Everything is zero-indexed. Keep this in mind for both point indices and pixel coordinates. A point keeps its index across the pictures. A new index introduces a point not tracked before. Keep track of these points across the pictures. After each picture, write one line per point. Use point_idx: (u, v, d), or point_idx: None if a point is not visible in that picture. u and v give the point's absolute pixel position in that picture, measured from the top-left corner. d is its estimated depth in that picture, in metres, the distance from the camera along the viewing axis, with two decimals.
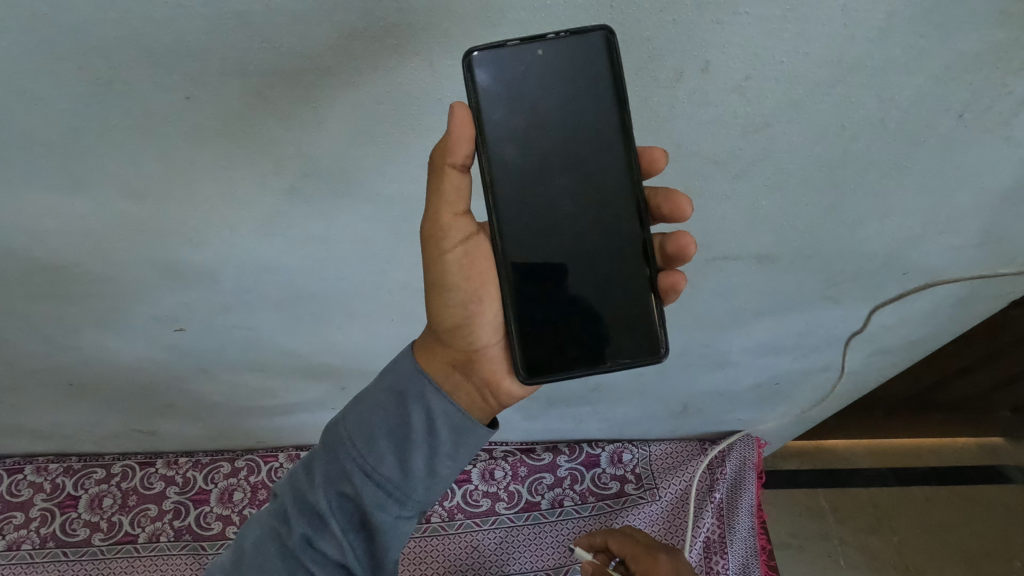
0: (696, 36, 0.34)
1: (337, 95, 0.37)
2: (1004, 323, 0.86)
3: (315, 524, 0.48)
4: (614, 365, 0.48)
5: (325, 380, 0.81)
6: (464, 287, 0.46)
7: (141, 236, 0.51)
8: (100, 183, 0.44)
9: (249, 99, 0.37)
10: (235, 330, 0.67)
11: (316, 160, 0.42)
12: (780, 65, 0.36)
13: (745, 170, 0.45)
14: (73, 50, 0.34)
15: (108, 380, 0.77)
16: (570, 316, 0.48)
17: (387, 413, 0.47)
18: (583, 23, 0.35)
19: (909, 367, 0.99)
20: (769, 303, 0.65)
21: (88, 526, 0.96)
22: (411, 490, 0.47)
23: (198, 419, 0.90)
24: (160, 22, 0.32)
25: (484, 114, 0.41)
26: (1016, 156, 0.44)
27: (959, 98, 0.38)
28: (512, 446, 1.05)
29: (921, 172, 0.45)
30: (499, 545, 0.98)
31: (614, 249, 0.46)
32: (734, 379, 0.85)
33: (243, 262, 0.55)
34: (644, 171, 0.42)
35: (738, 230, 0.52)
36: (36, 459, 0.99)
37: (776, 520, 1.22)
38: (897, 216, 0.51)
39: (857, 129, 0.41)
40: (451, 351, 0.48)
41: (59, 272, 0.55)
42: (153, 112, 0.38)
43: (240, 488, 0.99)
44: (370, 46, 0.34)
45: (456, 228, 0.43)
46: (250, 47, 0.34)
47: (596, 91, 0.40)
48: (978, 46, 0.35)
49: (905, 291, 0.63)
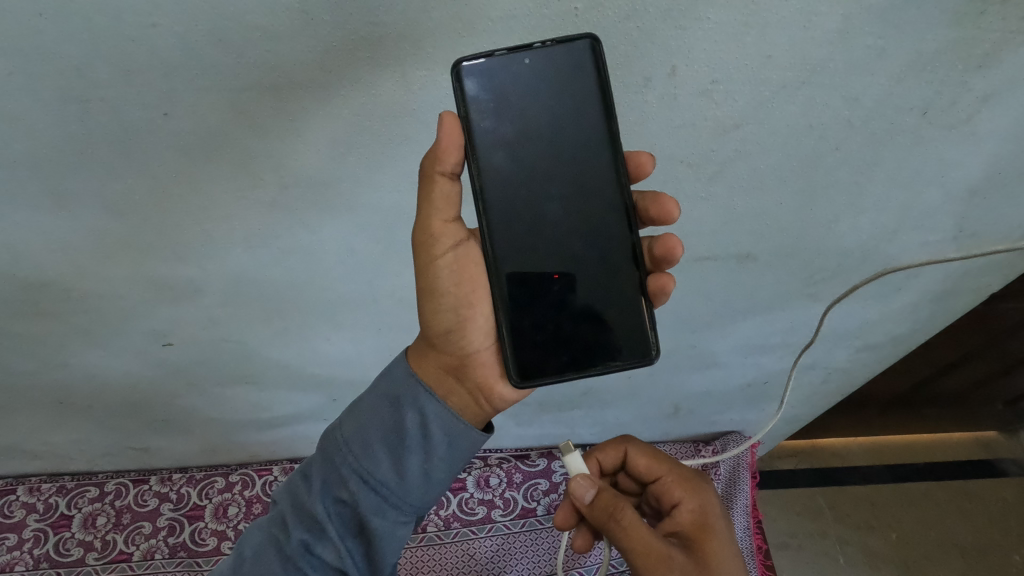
0: (661, 42, 0.31)
1: (314, 109, 0.34)
2: (1000, 341, 0.77)
3: (314, 531, 0.41)
4: (607, 369, 0.42)
5: (313, 390, 0.70)
6: (454, 292, 0.41)
7: (134, 267, 0.46)
8: (75, 190, 0.38)
9: (226, 117, 0.34)
10: (222, 344, 0.58)
11: (297, 172, 0.38)
12: (808, 68, 0.33)
13: (720, 170, 0.39)
14: (52, 72, 0.31)
15: (95, 396, 0.66)
16: (562, 320, 0.42)
17: (382, 413, 0.41)
18: (567, 32, 0.32)
19: (933, 392, 0.91)
20: (744, 304, 0.56)
21: (83, 545, 0.80)
22: (408, 494, 0.41)
23: (189, 433, 0.77)
24: (116, 50, 0.30)
25: (473, 122, 0.37)
26: (983, 152, 0.38)
27: (921, 97, 0.34)
28: (506, 453, 0.89)
29: (889, 168, 0.39)
30: (496, 552, 0.81)
31: (606, 251, 0.41)
32: (723, 383, 0.72)
33: (220, 272, 0.48)
34: (631, 176, 0.38)
35: (719, 233, 0.46)
36: (29, 479, 0.84)
37: (838, 536, 0.98)
38: (872, 215, 0.44)
39: (893, 138, 0.37)
40: (443, 356, 0.42)
41: (31, 284, 0.47)
42: (122, 133, 0.34)
43: (235, 503, 0.84)
44: (345, 61, 0.31)
45: (445, 235, 0.39)
46: (220, 64, 0.31)
47: (583, 103, 0.37)
48: (936, 45, 0.31)
49: (898, 302, 0.56)
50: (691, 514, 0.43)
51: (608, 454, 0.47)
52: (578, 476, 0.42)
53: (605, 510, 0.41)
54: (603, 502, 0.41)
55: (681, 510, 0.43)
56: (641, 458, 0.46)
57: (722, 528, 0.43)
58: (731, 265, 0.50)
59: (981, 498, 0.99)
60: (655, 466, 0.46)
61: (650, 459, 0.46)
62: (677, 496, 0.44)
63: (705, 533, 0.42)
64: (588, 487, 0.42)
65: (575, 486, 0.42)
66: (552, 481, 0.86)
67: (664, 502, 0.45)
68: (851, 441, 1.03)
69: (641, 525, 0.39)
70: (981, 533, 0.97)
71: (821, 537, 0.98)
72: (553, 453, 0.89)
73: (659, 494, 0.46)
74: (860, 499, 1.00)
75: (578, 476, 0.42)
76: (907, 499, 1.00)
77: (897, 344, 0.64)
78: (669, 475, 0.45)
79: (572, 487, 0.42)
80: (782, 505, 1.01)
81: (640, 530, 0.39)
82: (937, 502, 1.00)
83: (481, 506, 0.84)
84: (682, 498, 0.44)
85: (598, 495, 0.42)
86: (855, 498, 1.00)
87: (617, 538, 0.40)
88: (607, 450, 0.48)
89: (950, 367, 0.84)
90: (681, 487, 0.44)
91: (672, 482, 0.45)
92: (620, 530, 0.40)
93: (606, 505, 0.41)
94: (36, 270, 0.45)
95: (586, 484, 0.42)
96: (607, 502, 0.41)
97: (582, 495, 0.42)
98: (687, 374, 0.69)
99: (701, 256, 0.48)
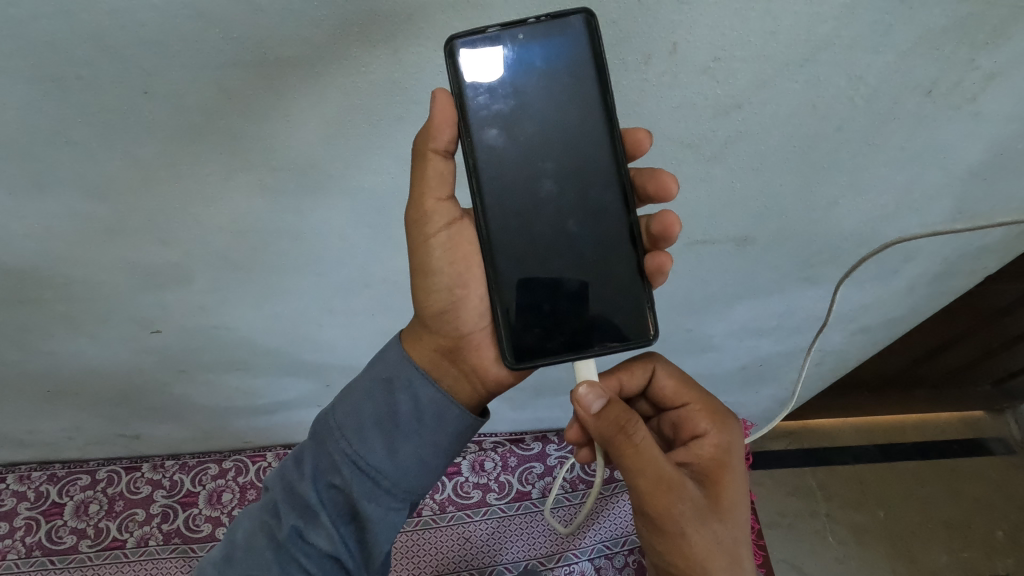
0: (662, 18, 0.30)
1: (301, 86, 0.32)
2: (995, 322, 0.77)
3: (307, 518, 0.40)
4: (604, 351, 0.40)
5: (307, 376, 0.69)
6: (448, 271, 0.41)
7: (118, 252, 0.45)
8: (55, 174, 0.37)
9: (210, 94, 0.32)
10: (214, 331, 0.57)
11: (288, 153, 0.37)
12: (811, 45, 0.32)
13: (720, 151, 0.39)
14: (23, 48, 0.29)
15: (85, 384, 0.65)
16: (556, 297, 0.41)
17: (375, 397, 0.41)
18: (563, 7, 0.31)
19: (926, 373, 0.91)
20: (740, 287, 0.55)
21: (75, 532, 0.79)
22: (403, 479, 0.40)
23: (182, 420, 0.76)
24: (90, 24, 0.28)
25: (467, 99, 0.37)
26: (985, 132, 0.38)
27: (926, 76, 0.33)
28: (501, 436, 0.89)
29: (890, 149, 0.39)
30: (491, 534, 0.82)
31: (601, 225, 0.40)
32: (718, 365, 0.72)
33: (209, 257, 0.47)
34: (628, 154, 0.37)
35: (716, 215, 0.45)
36: (18, 466, 0.83)
37: (829, 515, 0.99)
38: (874, 195, 0.43)
39: (896, 118, 0.36)
40: (437, 337, 0.42)
41: (13, 271, 0.46)
42: (100, 110, 0.33)
43: (229, 489, 0.83)
44: (335, 35, 0.30)
45: (438, 214, 0.39)
46: (204, 39, 0.29)
47: (579, 77, 0.36)
48: (943, 21, 0.30)
49: (894, 283, 0.56)
50: (713, 448, 0.42)
51: (634, 374, 0.44)
52: (585, 384, 0.38)
53: (614, 423, 0.37)
54: (612, 415, 0.38)
55: (702, 442, 0.42)
56: (669, 381, 0.44)
57: (740, 469, 0.42)
58: (728, 248, 0.49)
59: (969, 477, 1.01)
60: (683, 393, 0.44)
61: (679, 384, 0.44)
62: (701, 427, 0.43)
63: (722, 468, 0.41)
64: (597, 397, 0.38)
65: (582, 395, 0.38)
66: (546, 464, 0.86)
67: (683, 430, 0.44)
68: (842, 422, 1.05)
69: (652, 444, 0.37)
70: (965, 509, 0.99)
71: (811, 516, 0.99)
72: (547, 437, 0.89)
73: (679, 421, 0.44)
74: (849, 478, 1.02)
75: (585, 384, 0.38)
76: (894, 477, 1.02)
77: (892, 326, 0.64)
78: (696, 404, 0.43)
79: (579, 394, 0.38)
80: (774, 485, 1.01)
81: (649, 448, 0.37)
82: (923, 480, 1.01)
83: (476, 490, 0.84)
84: (706, 430, 0.42)
85: (607, 406, 0.38)
86: (844, 477, 1.02)
87: (622, 452, 0.38)
88: (633, 371, 0.44)
89: (941, 349, 0.84)
90: (708, 418, 0.43)
91: (699, 412, 0.43)
92: (628, 445, 0.37)
93: (616, 418, 0.37)
94: (18, 257, 0.44)
95: (594, 393, 0.38)
96: (616, 416, 0.38)
97: (589, 404, 0.38)
98: (683, 358, 0.69)
99: (699, 239, 0.48)
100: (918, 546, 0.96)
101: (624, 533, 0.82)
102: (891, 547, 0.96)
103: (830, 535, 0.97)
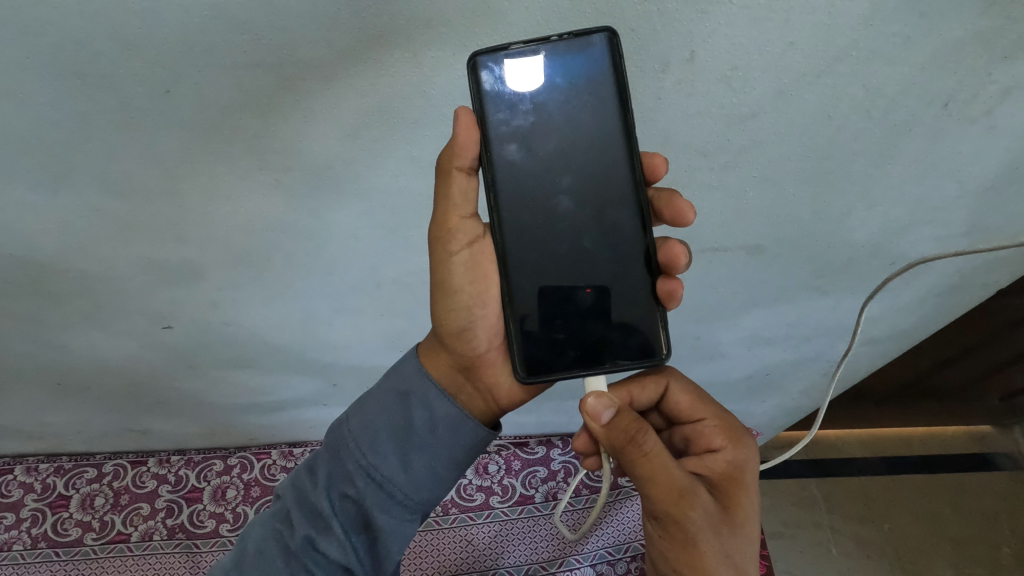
0: (680, 27, 0.30)
1: (321, 90, 0.33)
2: (1007, 336, 0.77)
3: (319, 527, 0.41)
4: (616, 368, 0.40)
5: (314, 375, 0.69)
6: (469, 289, 0.41)
7: (134, 248, 0.45)
8: (77, 169, 0.37)
9: (230, 94, 0.33)
10: (225, 328, 0.58)
11: (306, 154, 0.37)
12: (828, 57, 0.32)
13: (734, 160, 0.39)
14: (51, 46, 0.29)
15: (96, 378, 0.65)
16: (571, 315, 0.41)
17: (390, 409, 0.41)
18: (583, 27, 0.32)
19: (935, 386, 0.90)
20: (751, 294, 0.55)
21: (81, 525, 0.80)
22: (415, 490, 0.41)
23: (190, 416, 0.77)
24: (117, 22, 0.29)
25: (488, 116, 0.37)
26: (1001, 146, 0.38)
27: (943, 89, 0.34)
28: (505, 439, 0.89)
29: (906, 161, 0.39)
30: (493, 538, 0.82)
31: (617, 244, 0.40)
32: (725, 373, 0.71)
33: (223, 253, 0.47)
34: (645, 181, 0.38)
35: (727, 224, 0.45)
36: (26, 458, 0.83)
37: (833, 527, 0.98)
38: (887, 206, 0.43)
39: (912, 131, 0.36)
40: (455, 354, 0.42)
41: (30, 265, 0.46)
42: (122, 107, 0.33)
43: (234, 486, 0.83)
44: (359, 40, 0.30)
45: (461, 231, 0.40)
46: (225, 38, 0.30)
47: (597, 93, 0.37)
48: (961, 35, 0.30)
49: (906, 294, 0.55)
50: (725, 464, 0.41)
51: (646, 388, 0.44)
52: (594, 395, 0.39)
53: (624, 433, 0.37)
54: (622, 425, 0.38)
55: (715, 456, 0.42)
56: (683, 396, 0.44)
57: (754, 486, 0.41)
58: (740, 257, 0.49)
59: (975, 491, 1.00)
60: (697, 408, 0.44)
61: (693, 399, 0.44)
62: (716, 443, 0.43)
63: (735, 483, 0.41)
64: (606, 408, 0.38)
65: (591, 405, 0.38)
66: (550, 469, 0.86)
67: (696, 445, 0.44)
68: (847, 433, 1.04)
69: (662, 453, 0.38)
70: (972, 525, 0.98)
71: (814, 527, 0.98)
72: (552, 441, 0.89)
73: (692, 435, 0.44)
74: (854, 491, 1.01)
75: (593, 394, 0.39)
76: (899, 490, 1.01)
77: (902, 337, 0.64)
78: (711, 419, 0.43)
79: (587, 405, 0.38)
80: (779, 496, 1.01)
81: (661, 457, 0.37)
82: (929, 494, 1.00)
83: (479, 493, 0.84)
84: (721, 446, 0.42)
85: (616, 416, 0.38)
86: (849, 490, 1.01)
87: (633, 461, 0.38)
88: (645, 385, 0.45)
89: (950, 362, 0.84)
90: (723, 434, 0.43)
91: (713, 427, 0.43)
92: (639, 454, 0.37)
93: (626, 428, 0.37)
94: (37, 250, 0.45)
95: (603, 403, 0.38)
96: (626, 426, 0.37)
97: (599, 415, 0.38)
98: (690, 365, 0.69)
99: (711, 247, 0.48)
100: (925, 563, 0.95)
101: (626, 540, 0.82)
102: (896, 563, 0.95)
103: (835, 548, 0.96)
